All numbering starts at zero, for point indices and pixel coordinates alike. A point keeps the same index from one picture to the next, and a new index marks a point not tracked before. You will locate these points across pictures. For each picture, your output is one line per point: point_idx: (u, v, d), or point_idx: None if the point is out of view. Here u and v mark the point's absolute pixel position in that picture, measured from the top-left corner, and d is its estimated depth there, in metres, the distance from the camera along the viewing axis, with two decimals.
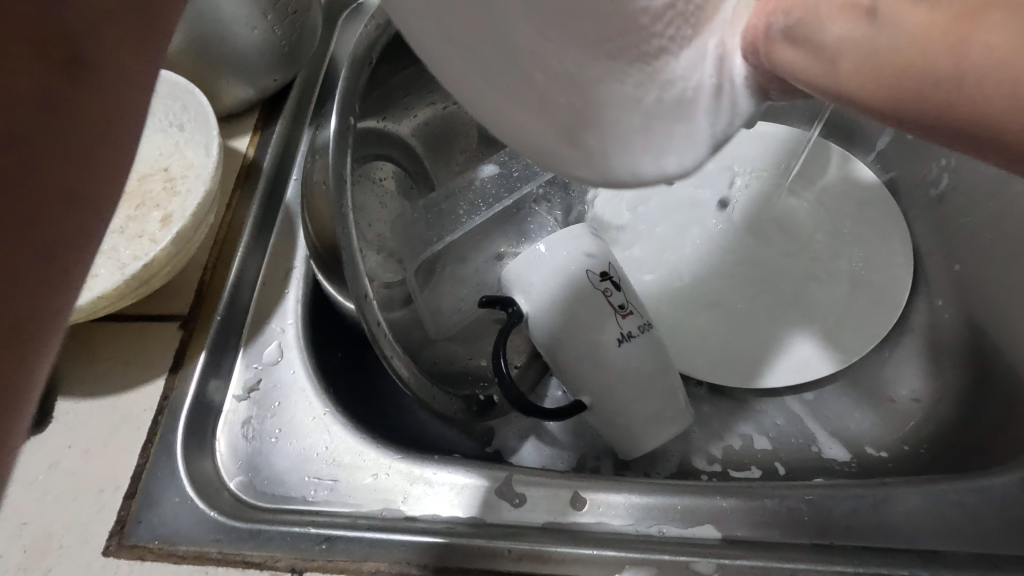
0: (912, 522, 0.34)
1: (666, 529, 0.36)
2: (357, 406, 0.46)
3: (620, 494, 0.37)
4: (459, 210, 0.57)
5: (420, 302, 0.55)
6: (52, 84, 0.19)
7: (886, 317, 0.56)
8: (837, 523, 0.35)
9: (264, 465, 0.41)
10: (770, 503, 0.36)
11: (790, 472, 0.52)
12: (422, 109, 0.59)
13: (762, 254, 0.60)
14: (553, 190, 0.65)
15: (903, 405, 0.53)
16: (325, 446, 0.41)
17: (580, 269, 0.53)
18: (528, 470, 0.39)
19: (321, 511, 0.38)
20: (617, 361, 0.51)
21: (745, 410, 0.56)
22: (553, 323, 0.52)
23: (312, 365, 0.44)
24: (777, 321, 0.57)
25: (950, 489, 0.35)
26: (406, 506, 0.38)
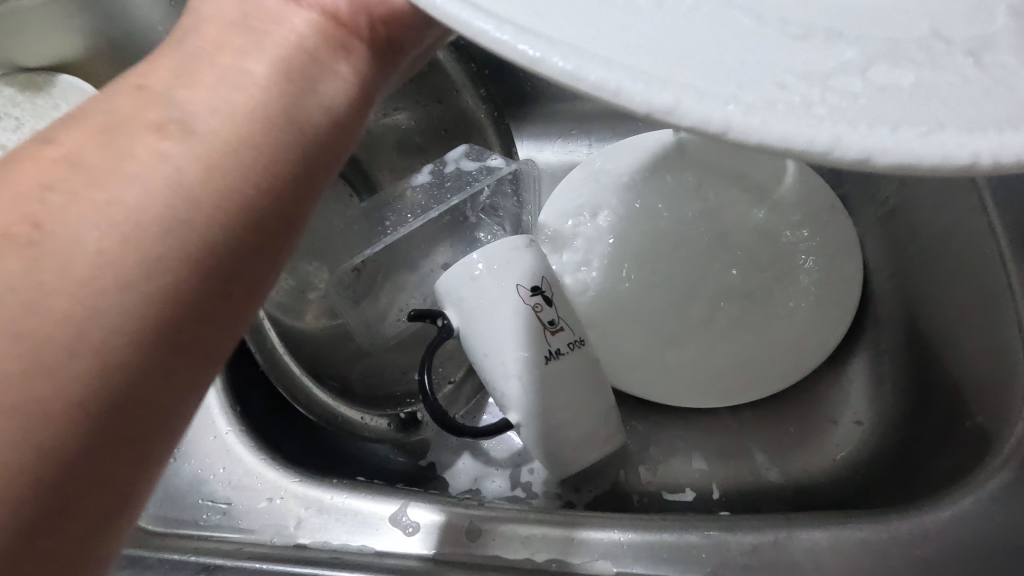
0: (813, 563, 0.33)
1: (556, 563, 0.34)
2: (269, 422, 0.45)
3: (514, 524, 0.36)
4: (387, 221, 0.55)
5: (350, 316, 0.53)
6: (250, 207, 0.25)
7: (828, 336, 0.54)
8: (734, 560, 0.33)
9: (159, 486, 0.39)
10: (669, 537, 0.34)
11: (723, 497, 0.50)
12: (360, 114, 0.58)
13: (710, 268, 0.58)
14: (501, 199, 0.58)
15: (842, 428, 0.52)
16: (223, 468, 0.40)
17: (511, 285, 0.50)
18: (425, 494, 0.38)
19: (211, 536, 0.37)
20: (544, 380, 0.49)
21: (684, 430, 0.54)
22: (481, 340, 0.50)
23: (220, 381, 0.43)
24: (719, 340, 0.55)
25: (859, 527, 0.33)
26: (299, 532, 0.37)
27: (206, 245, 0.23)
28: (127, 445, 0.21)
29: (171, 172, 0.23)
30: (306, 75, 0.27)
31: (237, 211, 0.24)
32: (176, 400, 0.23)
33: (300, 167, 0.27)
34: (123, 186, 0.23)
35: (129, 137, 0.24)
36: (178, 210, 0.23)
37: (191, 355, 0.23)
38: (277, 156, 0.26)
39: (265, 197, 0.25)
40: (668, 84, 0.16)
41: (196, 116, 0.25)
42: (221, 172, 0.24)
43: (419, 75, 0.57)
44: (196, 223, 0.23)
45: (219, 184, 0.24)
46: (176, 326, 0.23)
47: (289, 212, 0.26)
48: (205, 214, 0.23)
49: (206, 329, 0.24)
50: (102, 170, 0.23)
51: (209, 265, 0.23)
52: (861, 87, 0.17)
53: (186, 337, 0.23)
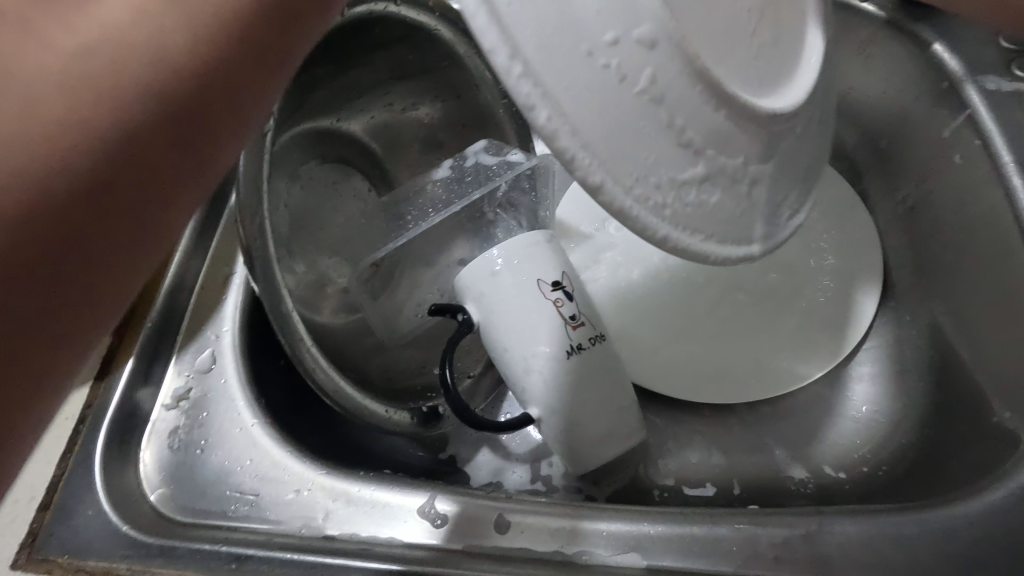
0: (845, 556, 0.33)
1: (588, 556, 0.34)
2: (292, 415, 0.45)
3: (543, 517, 0.36)
4: (408, 214, 0.55)
5: (371, 310, 0.53)
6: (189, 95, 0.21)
7: (849, 332, 0.54)
8: (765, 554, 0.33)
9: (186, 478, 0.40)
10: (699, 530, 0.34)
11: (745, 492, 0.50)
12: (380, 108, 0.58)
13: (733, 264, 0.57)
14: (519, 195, 0.57)
15: (864, 424, 0.52)
16: (249, 459, 0.40)
17: (532, 280, 0.50)
18: (453, 487, 0.38)
19: (238, 527, 0.37)
20: (566, 375, 0.49)
21: (704, 425, 0.54)
22: (502, 335, 0.50)
23: (245, 373, 0.43)
24: (740, 335, 0.54)
25: (888, 521, 0.34)
26: (327, 524, 0.37)
27: (125, 128, 0.20)
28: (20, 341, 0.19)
29: (106, 43, 0.20)
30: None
31: (173, 95, 0.21)
32: (80, 303, 0.21)
33: (254, 62, 0.23)
34: (53, 50, 0.19)
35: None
36: (104, 84, 0.20)
37: (103, 255, 0.21)
38: (226, 41, 0.22)
39: (206, 85, 0.22)
40: (600, 167, 0.26)
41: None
42: (159, 50, 0.21)
43: (439, 69, 0.57)
44: (122, 102, 0.20)
45: (161, 63, 0.21)
46: (83, 212, 0.20)
47: (235, 107, 0.23)
48: (136, 95, 0.20)
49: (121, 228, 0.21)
50: (33, 29, 0.19)
51: (129, 152, 0.20)
52: (694, 199, 0.29)
53: (94, 232, 0.20)
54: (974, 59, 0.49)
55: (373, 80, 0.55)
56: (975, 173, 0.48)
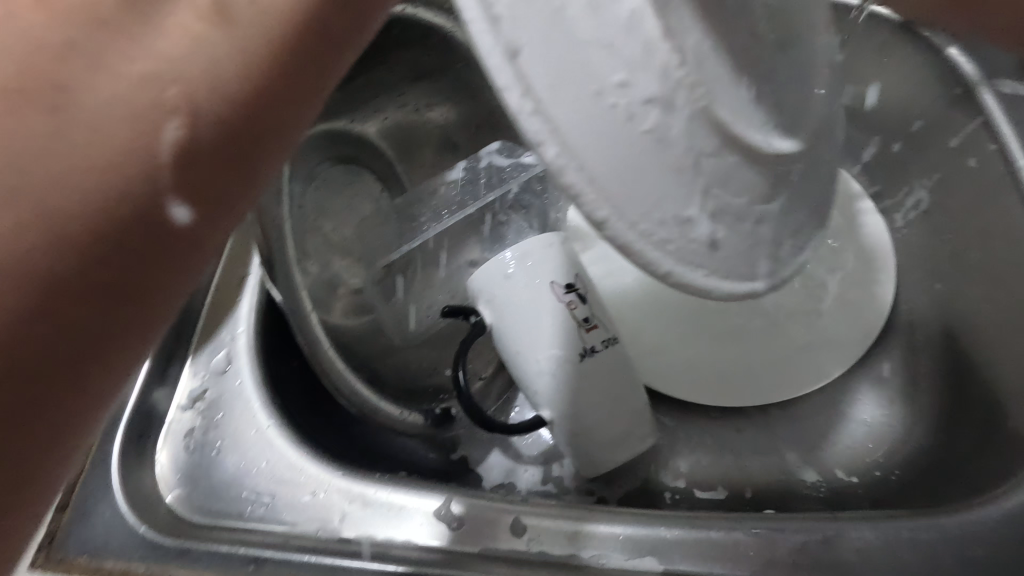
0: (863, 561, 0.33)
1: (606, 559, 0.34)
2: (307, 416, 0.45)
3: (560, 520, 0.36)
4: (422, 216, 0.56)
5: (383, 311, 0.53)
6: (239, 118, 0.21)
7: (862, 335, 0.54)
8: (782, 559, 0.33)
9: (203, 479, 0.40)
10: (716, 535, 0.34)
11: (757, 496, 0.50)
12: (392, 110, 0.58)
13: None
14: (530, 197, 0.58)
15: (877, 428, 0.52)
16: (265, 461, 0.40)
17: (545, 282, 0.50)
18: (469, 489, 0.38)
19: (255, 528, 0.37)
20: (579, 377, 0.49)
21: (716, 428, 0.54)
22: (515, 337, 0.50)
23: (260, 375, 0.43)
24: (752, 338, 0.54)
25: (906, 526, 0.33)
26: (343, 526, 0.37)
27: (189, 131, 0.19)
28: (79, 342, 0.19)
29: (187, 46, 0.19)
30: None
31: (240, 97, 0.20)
32: (122, 323, 0.20)
33: (322, 59, 0.22)
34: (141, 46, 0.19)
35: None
36: (176, 86, 0.19)
37: (169, 257, 0.20)
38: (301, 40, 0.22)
39: (274, 86, 0.21)
40: (626, 171, 0.25)
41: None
42: (230, 52, 0.20)
43: (452, 72, 0.58)
44: (193, 105, 0.19)
45: (232, 65, 0.20)
46: (150, 213, 0.19)
47: (301, 109, 0.22)
48: (206, 101, 0.20)
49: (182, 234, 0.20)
50: (120, 33, 0.19)
51: (195, 152, 0.20)
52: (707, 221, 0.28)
53: (159, 234, 0.20)
54: (989, 63, 0.49)
55: (386, 80, 0.56)
56: (990, 177, 0.48)
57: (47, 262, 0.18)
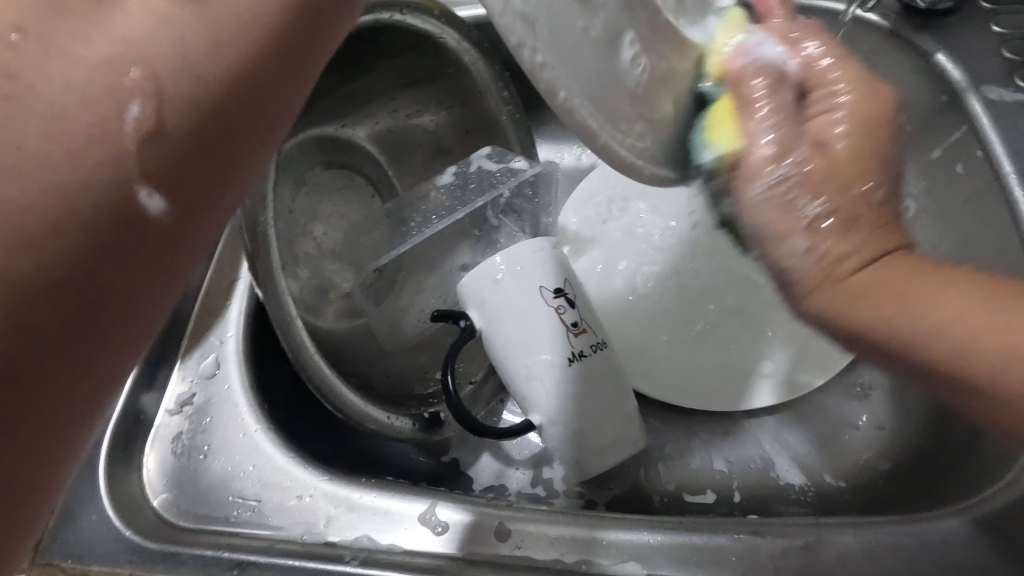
0: (844, 566, 0.33)
1: (588, 564, 0.34)
2: (295, 421, 0.45)
3: (544, 525, 0.36)
4: (412, 221, 0.55)
5: (373, 315, 0.53)
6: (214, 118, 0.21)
7: (853, 340, 0.54)
8: (764, 564, 0.33)
9: (189, 484, 0.40)
10: (698, 540, 0.34)
11: (745, 501, 0.50)
12: (383, 115, 0.59)
13: (734, 272, 0.57)
14: (522, 202, 0.57)
15: (865, 432, 0.52)
16: (252, 465, 0.40)
17: (534, 287, 0.50)
18: (454, 494, 0.38)
19: (241, 532, 0.38)
20: (567, 382, 0.49)
21: (706, 433, 0.54)
22: (503, 341, 0.50)
23: (248, 379, 0.43)
24: (741, 342, 0.54)
25: (888, 531, 0.34)
26: (328, 530, 0.37)
27: (152, 112, 0.19)
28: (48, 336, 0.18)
29: (146, 27, 0.20)
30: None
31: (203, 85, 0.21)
32: (105, 332, 0.20)
33: (283, 51, 0.23)
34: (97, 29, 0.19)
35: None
36: (140, 69, 0.19)
37: (136, 249, 0.20)
38: (264, 27, 0.22)
39: (237, 73, 0.21)
40: None
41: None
42: (194, 49, 0.20)
43: (443, 77, 0.57)
44: (153, 87, 0.20)
45: (200, 60, 0.20)
46: (120, 202, 0.19)
47: (266, 98, 0.23)
48: (167, 84, 0.20)
49: (157, 226, 0.20)
50: (78, 15, 0.19)
51: (158, 138, 0.20)
52: None
53: (128, 223, 0.20)
54: (976, 70, 0.49)
55: (378, 85, 0.56)
56: (978, 184, 0.48)
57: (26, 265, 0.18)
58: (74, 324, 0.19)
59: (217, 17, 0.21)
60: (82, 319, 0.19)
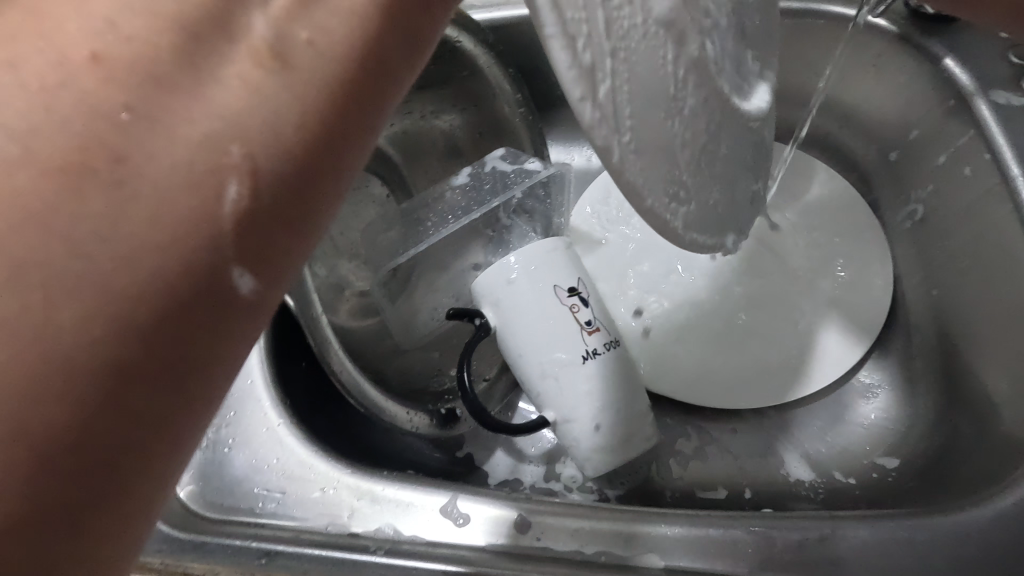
0: (858, 558, 0.34)
1: (608, 555, 0.35)
2: (315, 416, 0.46)
3: (564, 517, 0.37)
4: (427, 221, 0.56)
5: (389, 313, 0.54)
6: (292, 192, 0.22)
7: (861, 340, 0.54)
8: (779, 556, 0.34)
9: (214, 476, 0.41)
10: (715, 532, 0.35)
11: (756, 497, 0.51)
12: (399, 117, 0.60)
13: (743, 273, 0.58)
14: (535, 202, 0.58)
15: (874, 430, 0.53)
16: (276, 458, 0.41)
17: (549, 285, 0.51)
18: (474, 487, 0.39)
19: (267, 523, 0.38)
20: (581, 378, 0.50)
21: (717, 431, 0.54)
22: (517, 338, 0.51)
23: (271, 374, 0.44)
24: (751, 341, 0.55)
25: (901, 525, 0.34)
26: (352, 521, 0.38)
27: (245, 193, 0.20)
28: (156, 416, 0.20)
29: (242, 107, 0.20)
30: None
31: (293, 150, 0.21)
32: (184, 411, 0.21)
33: (364, 111, 0.23)
34: (200, 104, 0.20)
35: (213, 58, 0.20)
36: (238, 148, 0.20)
37: (232, 315, 0.21)
38: (346, 96, 0.22)
39: (325, 132, 0.22)
40: None
41: (288, 43, 0.21)
42: (283, 123, 0.21)
43: (457, 79, 0.58)
44: (250, 164, 0.20)
45: (287, 138, 0.21)
46: (213, 279, 0.20)
47: (348, 149, 0.23)
48: (263, 156, 0.21)
49: (247, 294, 0.21)
50: (179, 89, 0.20)
51: (253, 212, 0.21)
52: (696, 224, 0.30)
53: (212, 298, 0.20)
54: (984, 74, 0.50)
55: None
56: (984, 186, 0.49)
57: (117, 347, 0.18)
58: (159, 406, 0.20)
59: (305, 95, 0.21)
60: (166, 401, 0.20)
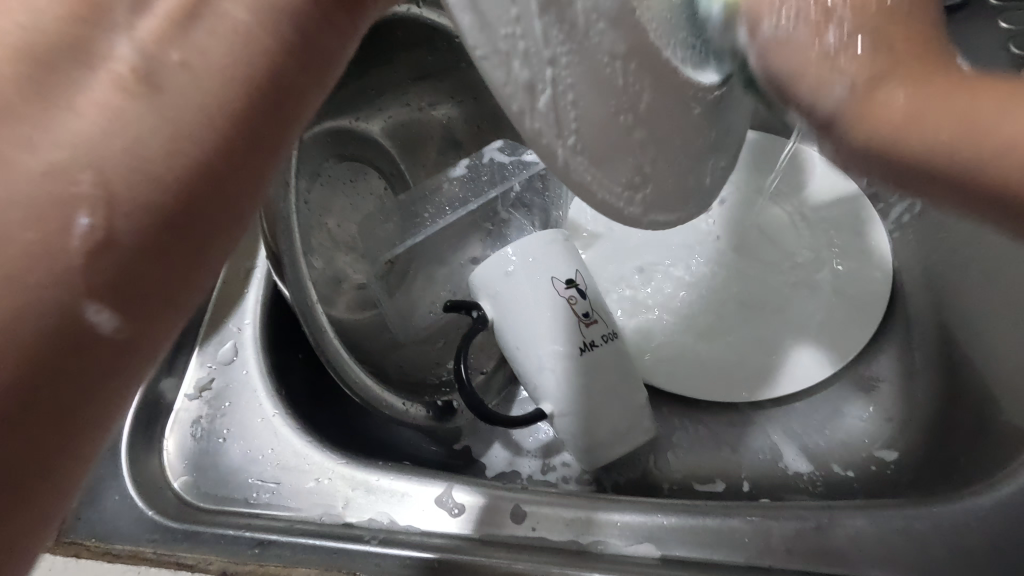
0: (856, 547, 0.33)
1: (604, 545, 0.35)
2: (311, 408, 0.46)
3: (560, 507, 0.37)
4: (425, 213, 0.56)
5: (386, 305, 0.54)
6: (171, 225, 0.21)
7: (861, 333, 0.54)
8: (777, 546, 0.34)
9: (209, 466, 0.41)
10: (712, 522, 0.35)
11: (754, 490, 0.51)
12: (396, 109, 0.60)
13: (742, 265, 0.58)
14: (531, 195, 0.58)
15: (873, 423, 0.52)
16: (271, 449, 0.41)
17: (546, 277, 0.51)
18: (470, 477, 0.39)
19: (261, 513, 0.38)
20: (579, 371, 0.50)
21: (715, 424, 0.54)
22: (514, 331, 0.51)
23: (266, 366, 0.44)
24: (750, 333, 0.55)
25: (900, 514, 0.34)
26: (347, 511, 0.38)
27: (102, 226, 0.19)
28: (4, 460, 0.19)
29: (96, 130, 0.19)
30: (298, 19, 0.22)
31: (167, 185, 0.20)
32: (67, 445, 0.20)
33: (254, 132, 0.22)
34: (53, 131, 0.19)
35: (74, 82, 0.20)
36: (91, 176, 0.19)
37: (94, 360, 0.20)
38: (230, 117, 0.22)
39: (203, 169, 0.21)
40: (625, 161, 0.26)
41: (161, 67, 0.20)
42: (150, 148, 0.20)
43: (456, 71, 0.58)
44: (105, 194, 0.19)
45: (159, 168, 0.20)
46: (60, 328, 0.19)
47: (233, 188, 0.22)
48: (119, 193, 0.20)
49: (106, 340, 0.20)
50: (21, 116, 0.19)
51: (115, 246, 0.20)
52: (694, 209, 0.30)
53: (78, 339, 0.20)
54: (984, 65, 0.50)
55: (390, 80, 0.57)
56: None
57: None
58: (34, 443, 0.20)
59: (173, 119, 0.20)
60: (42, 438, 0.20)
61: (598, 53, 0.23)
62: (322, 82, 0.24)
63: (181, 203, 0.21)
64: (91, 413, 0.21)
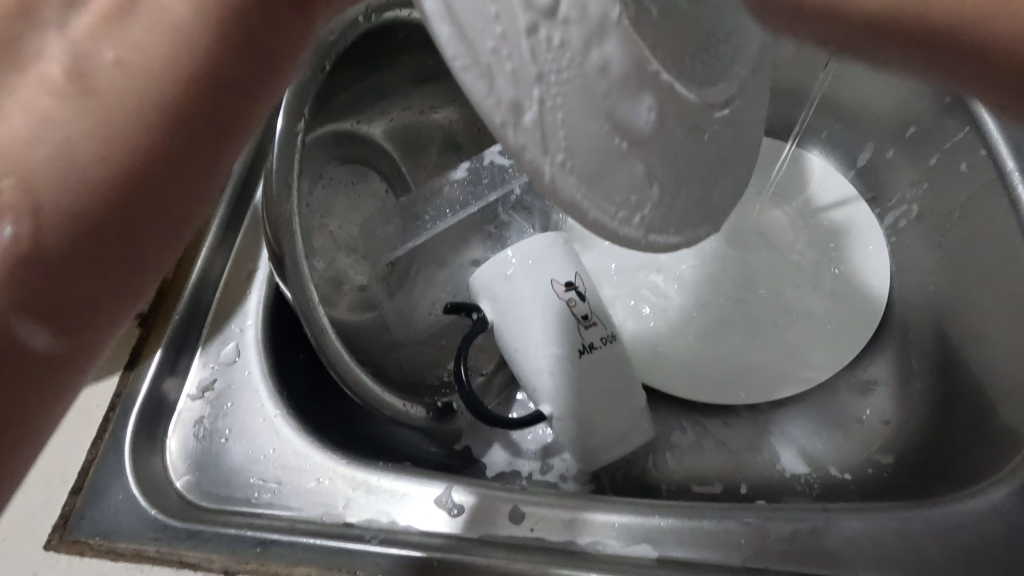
0: (850, 548, 0.34)
1: (601, 545, 0.35)
2: (313, 409, 0.46)
3: (557, 507, 0.37)
4: (425, 215, 0.56)
5: (387, 307, 0.55)
6: (96, 248, 0.21)
7: (858, 336, 0.55)
8: (773, 547, 0.34)
9: (211, 466, 0.41)
10: (709, 523, 0.35)
11: (751, 492, 0.51)
12: (398, 111, 0.60)
13: (742, 269, 0.58)
14: (531, 199, 0.60)
15: (870, 425, 0.53)
16: (272, 448, 0.41)
17: (546, 280, 0.51)
18: (469, 478, 0.39)
19: (263, 513, 0.39)
20: (578, 373, 0.50)
21: (713, 426, 0.55)
22: (516, 334, 0.51)
23: (268, 366, 0.45)
24: (749, 336, 0.55)
25: (895, 516, 0.34)
26: (347, 511, 0.38)
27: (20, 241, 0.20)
28: None
29: (20, 143, 0.20)
30: (236, 14, 0.22)
31: (95, 184, 0.21)
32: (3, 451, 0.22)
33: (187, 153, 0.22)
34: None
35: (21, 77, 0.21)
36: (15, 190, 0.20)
37: (30, 362, 0.21)
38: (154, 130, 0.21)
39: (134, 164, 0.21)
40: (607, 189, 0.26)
41: (93, 65, 0.21)
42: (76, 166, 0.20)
43: (458, 75, 0.58)
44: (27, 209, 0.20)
45: (83, 187, 0.20)
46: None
47: (173, 180, 0.22)
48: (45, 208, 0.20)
49: (43, 350, 0.21)
50: None
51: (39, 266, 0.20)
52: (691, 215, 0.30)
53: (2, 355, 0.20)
54: None
55: (393, 85, 0.57)
56: (980, 182, 0.49)
57: None
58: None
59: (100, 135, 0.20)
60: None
61: (593, 65, 0.23)
62: (273, 81, 0.24)
63: (110, 199, 0.21)
64: (30, 410, 0.22)
